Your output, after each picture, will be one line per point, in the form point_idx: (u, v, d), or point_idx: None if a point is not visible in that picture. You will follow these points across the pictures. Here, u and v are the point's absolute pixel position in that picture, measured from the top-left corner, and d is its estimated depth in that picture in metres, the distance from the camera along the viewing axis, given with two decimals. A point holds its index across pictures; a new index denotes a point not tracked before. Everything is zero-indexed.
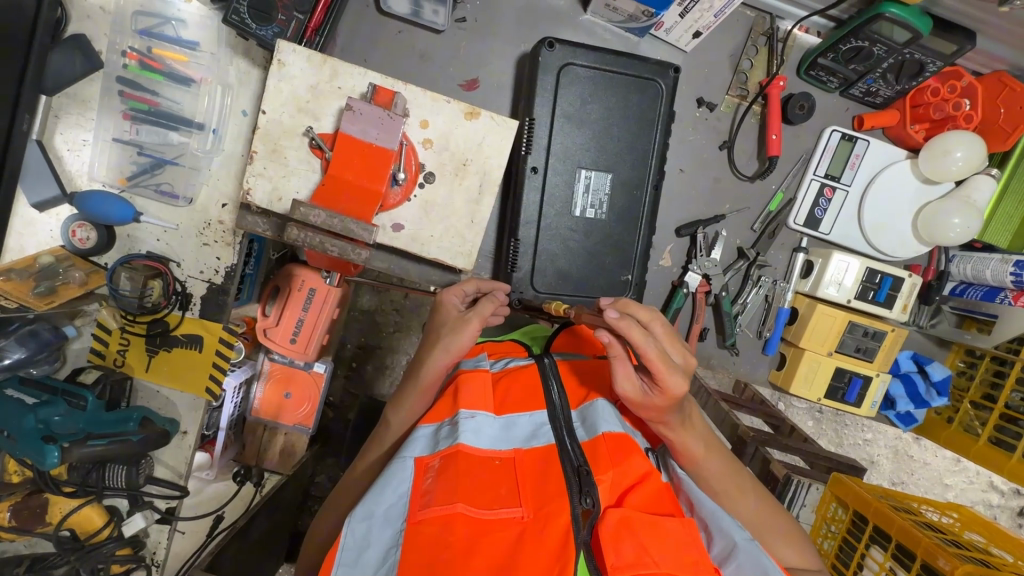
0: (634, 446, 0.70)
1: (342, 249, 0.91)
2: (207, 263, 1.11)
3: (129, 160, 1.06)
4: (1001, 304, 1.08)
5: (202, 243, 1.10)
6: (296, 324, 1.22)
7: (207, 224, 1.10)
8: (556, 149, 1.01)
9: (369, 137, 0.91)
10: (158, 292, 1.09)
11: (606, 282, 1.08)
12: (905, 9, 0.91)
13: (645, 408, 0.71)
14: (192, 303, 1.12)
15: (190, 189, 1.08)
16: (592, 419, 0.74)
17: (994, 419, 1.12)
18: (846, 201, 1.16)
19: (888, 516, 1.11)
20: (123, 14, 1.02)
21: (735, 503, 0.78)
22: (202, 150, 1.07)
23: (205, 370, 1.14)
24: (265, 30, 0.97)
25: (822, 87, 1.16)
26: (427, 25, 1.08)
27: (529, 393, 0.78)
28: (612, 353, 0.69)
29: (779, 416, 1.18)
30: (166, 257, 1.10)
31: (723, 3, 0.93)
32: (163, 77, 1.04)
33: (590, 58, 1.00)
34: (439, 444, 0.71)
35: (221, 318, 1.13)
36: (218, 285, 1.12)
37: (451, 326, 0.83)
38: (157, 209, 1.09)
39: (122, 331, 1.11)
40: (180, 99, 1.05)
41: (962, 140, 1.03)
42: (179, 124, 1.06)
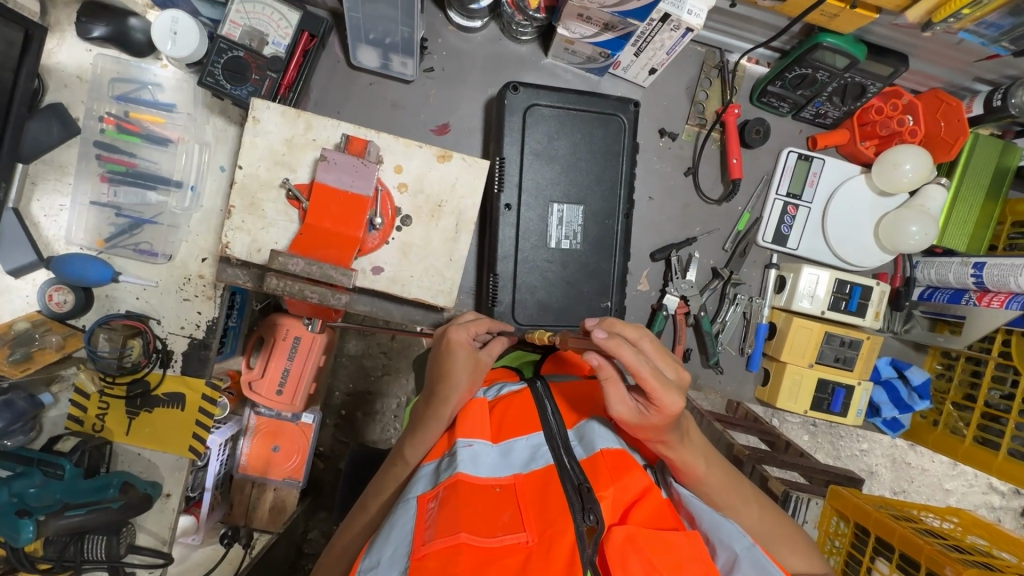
0: (631, 461, 0.71)
1: (323, 294, 0.91)
2: (187, 318, 1.11)
3: (107, 221, 1.07)
4: (967, 305, 1.12)
5: (182, 298, 1.10)
6: (281, 374, 1.21)
7: (187, 279, 1.10)
8: (527, 185, 1.04)
9: (344, 184, 0.91)
10: (138, 350, 1.09)
11: (586, 311, 1.10)
12: (840, 38, 0.99)
13: (642, 428, 0.73)
14: (173, 360, 1.11)
15: (169, 246, 1.09)
16: (590, 436, 0.75)
17: (975, 418, 1.14)
18: (809, 217, 1.21)
19: (889, 525, 1.12)
20: (100, 81, 1.06)
21: (739, 513, 0.78)
22: (181, 208, 1.09)
23: (188, 429, 1.12)
24: (240, 89, 1.04)
25: (775, 112, 1.22)
26: (397, 76, 1.12)
27: (522, 416, 0.79)
28: (604, 376, 0.70)
29: (773, 432, 1.23)
30: (146, 315, 1.09)
31: (673, 42, 0.99)
32: (141, 139, 1.08)
33: (553, 98, 1.04)
34: (440, 476, 0.72)
35: (205, 373, 1.12)
36: (200, 340, 1.11)
37: (467, 368, 0.86)
38: (136, 268, 1.09)
39: (101, 395, 1.09)
40: (158, 159, 1.08)
41: (909, 153, 1.08)
42: (157, 183, 1.09)
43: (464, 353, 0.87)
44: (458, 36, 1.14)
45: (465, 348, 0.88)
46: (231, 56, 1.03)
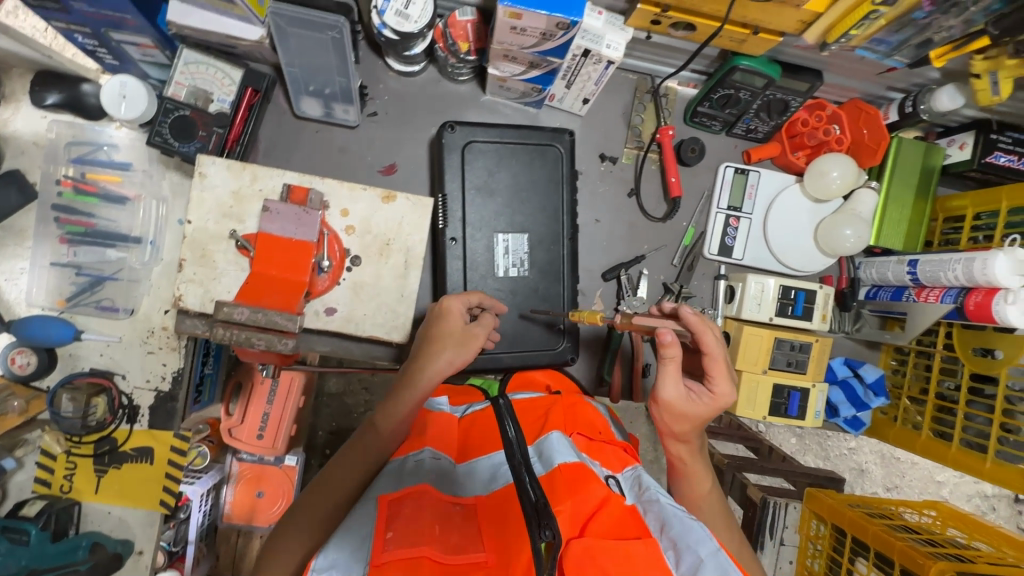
0: (588, 474, 0.73)
1: (270, 340, 0.87)
2: (152, 371, 1.13)
3: (67, 281, 1.13)
4: (908, 301, 1.15)
5: (147, 351, 1.13)
6: (261, 419, 1.24)
7: (151, 331, 1.14)
8: (471, 219, 1.08)
9: (288, 233, 0.94)
10: (102, 409, 1.09)
11: (538, 334, 1.13)
12: (754, 60, 1.04)
13: (684, 410, 0.84)
14: (139, 415, 1.12)
15: (131, 300, 1.14)
16: (548, 452, 0.77)
17: (930, 412, 1.17)
18: (751, 227, 1.25)
19: (862, 524, 1.22)
20: (56, 146, 1.13)
21: (727, 536, 0.86)
22: (140, 261, 1.15)
23: (158, 483, 1.12)
24: (188, 146, 1.08)
25: (708, 130, 1.27)
26: (341, 122, 1.17)
27: (486, 435, 0.83)
28: (671, 354, 0.79)
29: (761, 440, 1.57)
30: (111, 371, 1.12)
31: (598, 74, 1.05)
32: (98, 199, 1.14)
33: (489, 134, 1.08)
34: (403, 483, 0.71)
35: (173, 426, 1.13)
36: (166, 393, 1.13)
37: (456, 336, 0.84)
38: (99, 324, 1.13)
39: (67, 455, 1.10)
40: (116, 217, 1.15)
41: (835, 161, 1.14)
42: (116, 240, 1.15)
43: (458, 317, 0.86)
44: (398, 81, 1.19)
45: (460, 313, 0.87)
46: (177, 115, 1.07)
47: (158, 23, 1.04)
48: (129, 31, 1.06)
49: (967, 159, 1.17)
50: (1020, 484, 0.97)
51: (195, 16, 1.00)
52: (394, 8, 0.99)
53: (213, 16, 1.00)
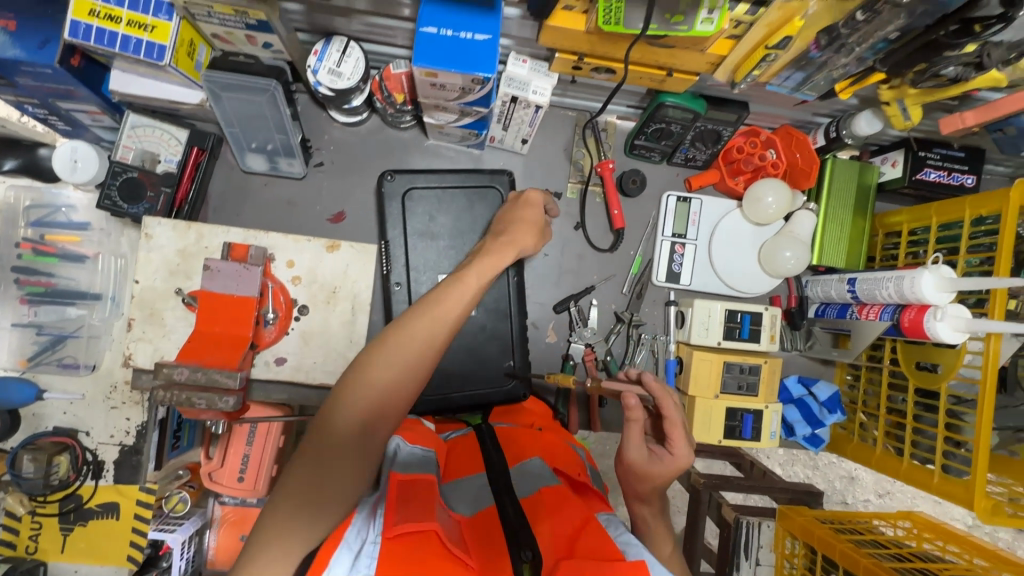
0: (565, 501, 0.74)
1: (211, 400, 0.88)
2: (116, 426, 1.33)
3: (30, 341, 1.31)
4: (852, 318, 1.18)
5: (109, 406, 1.33)
6: (242, 461, 1.23)
7: (111, 386, 1.33)
8: (415, 263, 1.10)
9: (231, 289, 0.96)
10: (65, 466, 1.29)
11: (489, 372, 1.14)
12: (679, 96, 1.08)
13: (647, 473, 0.87)
14: (103, 469, 1.32)
15: (90, 356, 1.33)
16: (529, 479, 0.82)
17: (880, 424, 1.18)
18: (697, 253, 1.27)
19: (829, 543, 1.29)
20: (17, 211, 1.29)
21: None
22: (99, 315, 1.33)
23: (124, 537, 1.33)
24: (136, 207, 1.09)
25: (649, 161, 1.30)
26: (287, 174, 1.20)
27: (471, 459, 0.89)
28: (634, 416, 0.86)
29: (740, 456, 1.69)
30: (75, 429, 1.31)
31: (530, 117, 1.08)
32: (57, 258, 1.31)
33: (429, 179, 1.11)
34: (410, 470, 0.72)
35: (137, 481, 1.33)
36: (129, 446, 1.33)
37: (536, 223, 1.02)
38: (59, 382, 1.31)
39: (31, 515, 1.30)
40: (75, 275, 1.32)
41: (769, 187, 1.17)
42: (76, 299, 1.32)
43: (533, 213, 1.03)
44: (343, 131, 1.22)
45: (535, 208, 1.03)
46: (125, 178, 1.09)
47: (103, 91, 1.08)
48: (76, 100, 1.10)
49: (899, 176, 1.20)
50: (964, 499, 0.97)
51: (136, 84, 1.03)
52: (326, 66, 1.02)
53: (153, 83, 1.03)
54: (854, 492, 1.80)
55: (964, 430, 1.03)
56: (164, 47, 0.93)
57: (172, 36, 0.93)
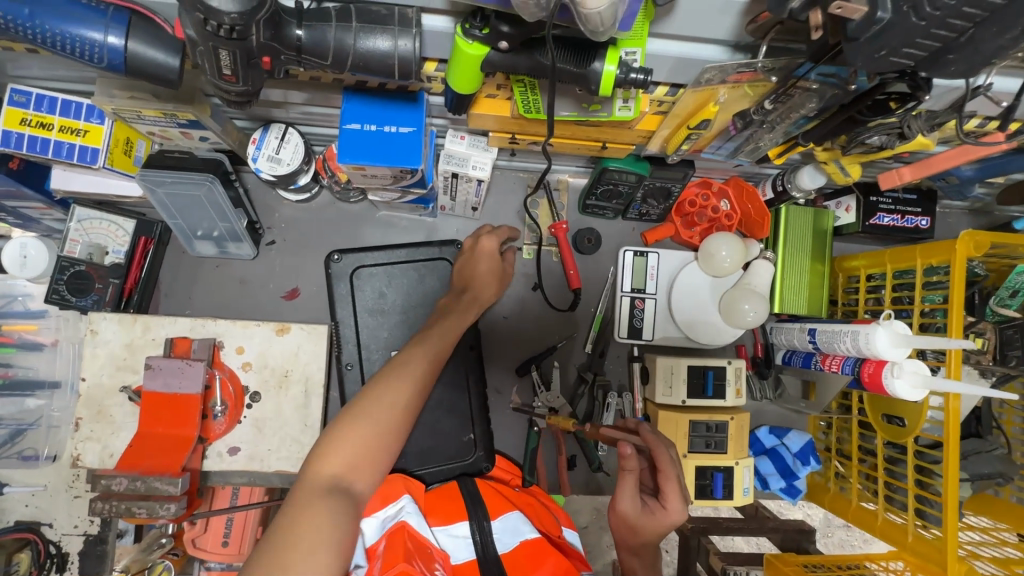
0: (548, 554, 0.76)
1: (151, 508, 0.86)
2: (79, 517, 1.32)
3: None
4: (818, 368, 1.15)
5: (73, 495, 1.32)
6: (225, 526, 1.25)
7: (75, 475, 1.32)
8: (367, 341, 1.09)
9: (173, 387, 0.94)
10: (25, 564, 1.28)
11: (450, 446, 1.12)
12: (622, 160, 1.08)
13: (638, 527, 0.88)
14: (68, 561, 1.31)
15: (54, 447, 1.32)
16: (513, 527, 0.81)
17: (853, 474, 1.15)
18: (657, 307, 1.25)
19: None
20: None
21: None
22: (59, 405, 1.32)
23: None
24: (83, 300, 1.09)
25: (603, 217, 1.30)
26: (238, 255, 1.19)
27: (450, 504, 0.88)
28: (626, 464, 0.88)
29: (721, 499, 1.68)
30: (38, 522, 1.30)
31: (473, 189, 1.08)
32: (15, 348, 1.29)
33: (377, 257, 1.10)
34: (387, 522, 0.77)
35: (101, 571, 1.31)
36: (94, 535, 1.32)
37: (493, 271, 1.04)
38: (21, 475, 1.31)
39: None
40: (33, 363, 1.31)
41: (721, 242, 1.16)
42: (33, 389, 1.30)
43: (488, 263, 1.04)
44: (293, 208, 1.22)
45: (491, 262, 1.04)
46: (73, 272, 1.08)
47: (45, 188, 1.07)
48: (20, 199, 1.09)
49: (853, 221, 1.20)
50: (937, 563, 0.93)
51: (78, 181, 1.03)
52: (265, 154, 1.02)
53: (95, 179, 1.04)
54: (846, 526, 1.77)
55: (935, 484, 0.99)
56: (98, 150, 0.94)
57: (105, 139, 0.94)
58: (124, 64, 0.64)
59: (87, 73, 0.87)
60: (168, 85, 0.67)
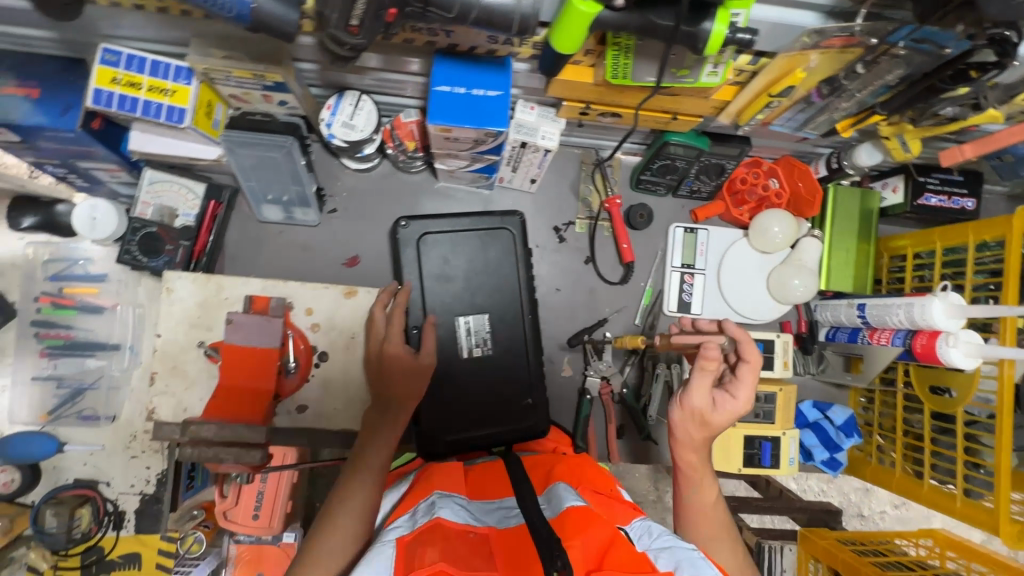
0: (597, 515, 0.73)
1: (239, 455, 0.90)
2: (136, 476, 1.36)
3: (50, 394, 1.33)
4: (864, 343, 1.19)
5: (130, 455, 1.35)
6: (256, 499, 1.26)
7: (133, 436, 1.36)
8: (432, 306, 1.12)
9: (253, 341, 0.97)
10: (87, 519, 1.29)
11: (508, 410, 1.15)
12: (683, 135, 1.11)
13: (708, 422, 0.90)
14: (125, 518, 1.35)
15: (111, 408, 1.35)
16: (557, 499, 0.81)
17: (897, 446, 1.19)
18: (706, 282, 1.29)
19: (854, 565, 1.30)
20: (37, 268, 1.34)
21: (718, 554, 0.85)
22: (117, 367, 1.35)
23: None
24: (155, 261, 1.13)
25: (655, 194, 1.33)
26: (302, 222, 1.23)
27: (498, 485, 0.90)
28: (711, 365, 0.88)
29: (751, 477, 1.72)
30: (96, 480, 1.34)
31: (538, 160, 1.11)
32: (76, 310, 1.33)
33: (442, 224, 1.14)
34: (417, 521, 0.75)
35: (157, 529, 1.35)
36: (150, 494, 1.35)
37: (413, 373, 1.01)
38: (81, 434, 1.34)
39: (54, 568, 1.31)
40: (93, 325, 1.33)
41: (774, 218, 1.22)
42: (94, 350, 1.33)
43: (407, 365, 1.01)
44: (355, 177, 1.25)
45: (409, 364, 1.01)
46: (145, 233, 1.12)
47: (122, 150, 1.10)
48: (96, 159, 1.12)
49: (900, 203, 1.23)
50: (989, 524, 0.98)
51: (154, 143, 1.05)
52: (340, 120, 1.05)
53: (172, 142, 1.06)
54: (869, 506, 1.81)
55: (984, 451, 1.03)
56: (184, 110, 0.96)
57: (192, 99, 0.96)
58: (250, 15, 0.67)
59: (181, 32, 0.89)
60: (285, 38, 0.70)
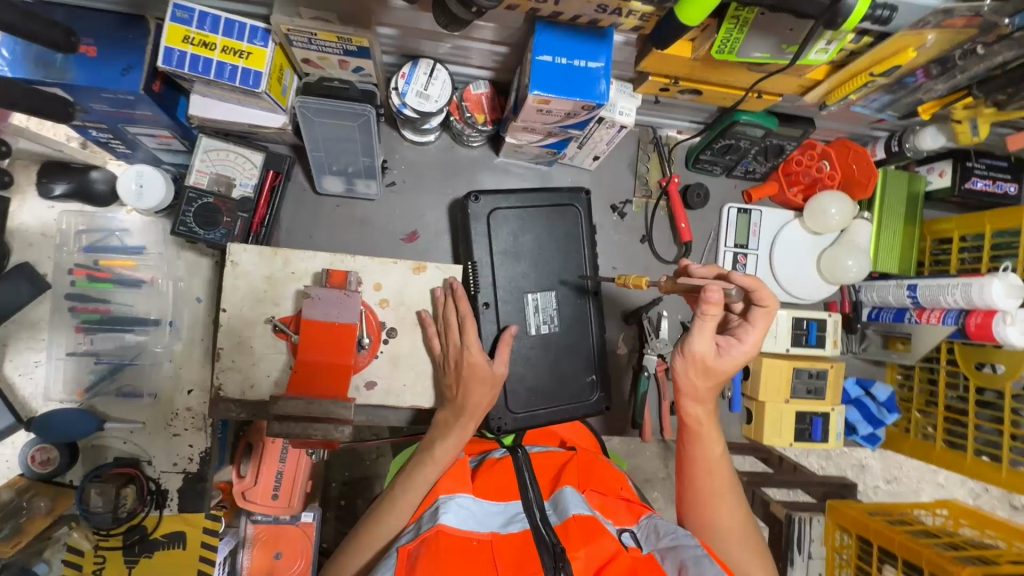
0: (601, 527, 0.76)
1: (326, 430, 0.89)
2: (179, 454, 1.32)
3: (87, 369, 1.27)
4: (911, 322, 1.23)
5: (172, 434, 1.31)
6: (275, 479, 1.29)
7: (175, 413, 1.31)
8: (502, 282, 1.11)
9: (331, 317, 0.95)
10: (132, 497, 1.28)
11: (573, 387, 1.16)
12: (753, 114, 1.10)
13: (713, 366, 0.88)
14: (168, 497, 1.31)
15: (154, 385, 1.30)
16: (563, 504, 0.81)
17: (940, 421, 1.24)
18: (759, 262, 1.32)
19: (888, 535, 1.36)
20: (71, 238, 1.27)
21: (718, 506, 0.89)
22: (159, 342, 1.30)
23: (193, 563, 1.31)
24: (213, 233, 1.08)
25: (710, 174, 1.34)
26: (361, 195, 1.20)
27: (504, 483, 0.89)
28: (716, 314, 0.81)
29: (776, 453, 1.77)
30: (138, 458, 1.29)
31: (610, 136, 1.10)
32: (113, 283, 1.27)
33: (512, 200, 1.12)
34: (422, 528, 0.78)
35: (202, 508, 1.32)
36: (194, 473, 1.32)
37: (485, 378, 0.97)
38: (121, 411, 1.29)
39: (95, 549, 1.27)
40: (132, 300, 1.29)
41: (832, 200, 1.22)
42: (134, 325, 1.29)
43: (487, 384, 0.97)
44: (413, 150, 1.22)
45: (489, 383, 0.98)
46: (202, 204, 1.07)
47: (178, 115, 1.05)
48: (149, 125, 1.07)
49: (947, 185, 1.26)
50: None
51: (217, 109, 1.01)
52: (414, 90, 1.02)
53: (234, 107, 1.01)
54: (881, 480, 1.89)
55: None
56: (261, 73, 0.91)
57: (269, 62, 0.91)
58: None
59: None
60: None
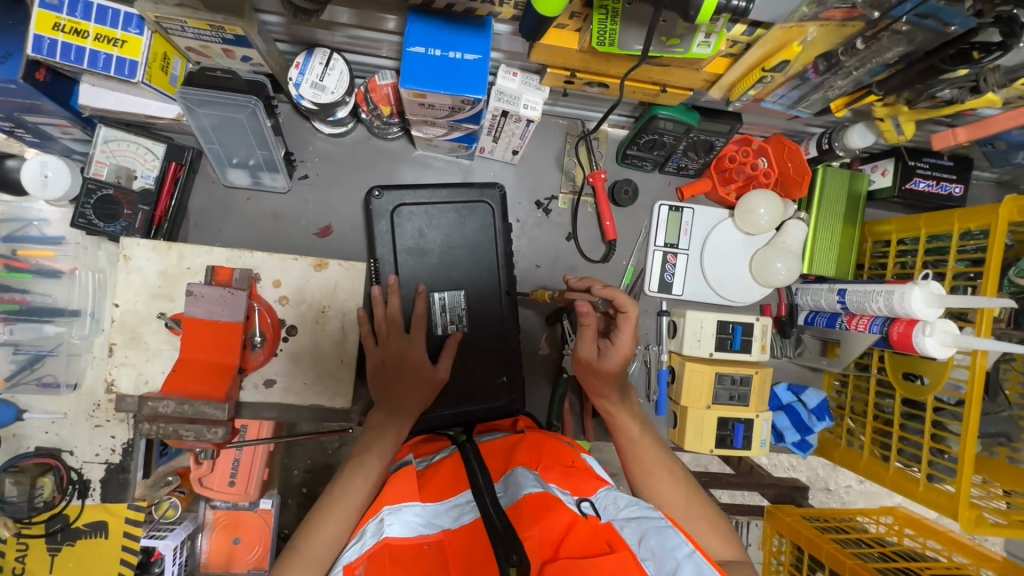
0: (554, 499, 0.67)
1: (198, 431, 0.86)
2: (101, 444, 1.30)
3: (7, 360, 1.25)
4: (842, 328, 1.18)
5: (94, 425, 1.30)
6: (231, 468, 1.27)
7: (96, 405, 1.30)
8: (406, 280, 1.09)
9: (214, 315, 0.93)
10: (49, 488, 1.28)
11: (484, 388, 1.13)
12: (672, 109, 1.06)
13: (600, 369, 0.95)
14: (90, 488, 1.30)
15: (74, 376, 1.29)
16: (515, 486, 0.72)
17: (868, 430, 1.20)
18: (689, 262, 1.27)
19: (817, 543, 1.32)
20: None
21: (657, 483, 0.87)
22: (79, 332, 1.29)
23: (115, 555, 1.29)
24: (113, 226, 1.06)
25: (641, 169, 1.29)
26: (270, 188, 1.17)
27: (451, 477, 0.80)
28: (588, 321, 0.92)
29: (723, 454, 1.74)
30: (59, 449, 1.29)
31: (520, 130, 1.05)
32: (31, 274, 1.25)
33: (418, 195, 1.10)
34: (367, 544, 0.69)
35: (124, 499, 1.31)
36: (116, 464, 1.31)
37: (427, 380, 0.98)
38: (40, 403, 1.28)
39: (17, 537, 1.28)
40: (51, 291, 1.27)
41: (762, 200, 1.17)
42: (53, 316, 1.27)
43: (423, 385, 0.97)
44: (328, 142, 1.19)
45: (426, 383, 0.98)
46: (101, 195, 1.04)
47: (72, 104, 1.02)
48: (44, 115, 1.03)
49: (888, 185, 1.19)
50: (949, 508, 0.99)
51: (107, 98, 0.97)
52: (310, 79, 0.98)
53: (125, 96, 0.98)
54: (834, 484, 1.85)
55: (950, 437, 1.05)
56: (137, 62, 0.89)
57: (145, 51, 0.89)
58: None
59: None
60: None
